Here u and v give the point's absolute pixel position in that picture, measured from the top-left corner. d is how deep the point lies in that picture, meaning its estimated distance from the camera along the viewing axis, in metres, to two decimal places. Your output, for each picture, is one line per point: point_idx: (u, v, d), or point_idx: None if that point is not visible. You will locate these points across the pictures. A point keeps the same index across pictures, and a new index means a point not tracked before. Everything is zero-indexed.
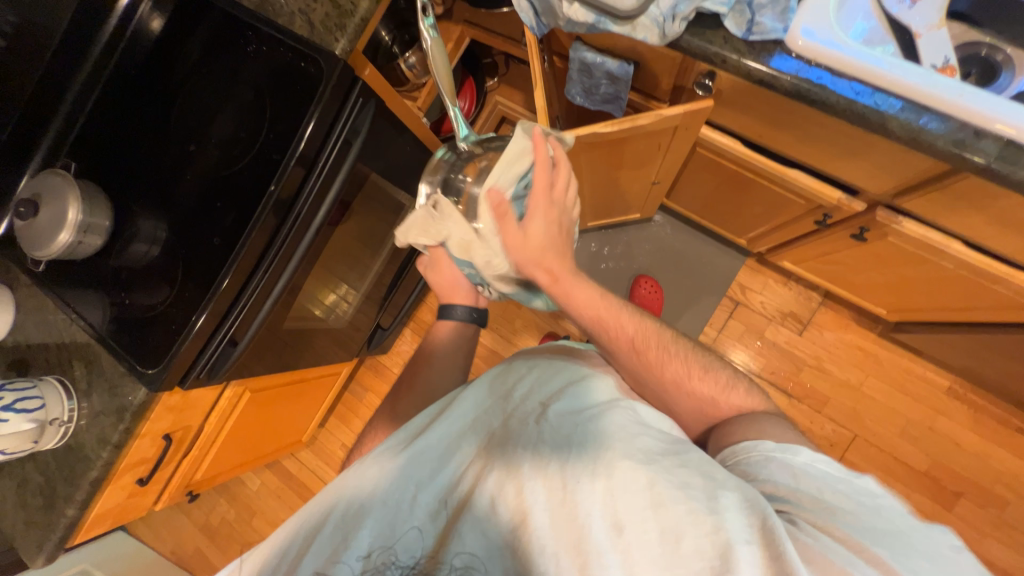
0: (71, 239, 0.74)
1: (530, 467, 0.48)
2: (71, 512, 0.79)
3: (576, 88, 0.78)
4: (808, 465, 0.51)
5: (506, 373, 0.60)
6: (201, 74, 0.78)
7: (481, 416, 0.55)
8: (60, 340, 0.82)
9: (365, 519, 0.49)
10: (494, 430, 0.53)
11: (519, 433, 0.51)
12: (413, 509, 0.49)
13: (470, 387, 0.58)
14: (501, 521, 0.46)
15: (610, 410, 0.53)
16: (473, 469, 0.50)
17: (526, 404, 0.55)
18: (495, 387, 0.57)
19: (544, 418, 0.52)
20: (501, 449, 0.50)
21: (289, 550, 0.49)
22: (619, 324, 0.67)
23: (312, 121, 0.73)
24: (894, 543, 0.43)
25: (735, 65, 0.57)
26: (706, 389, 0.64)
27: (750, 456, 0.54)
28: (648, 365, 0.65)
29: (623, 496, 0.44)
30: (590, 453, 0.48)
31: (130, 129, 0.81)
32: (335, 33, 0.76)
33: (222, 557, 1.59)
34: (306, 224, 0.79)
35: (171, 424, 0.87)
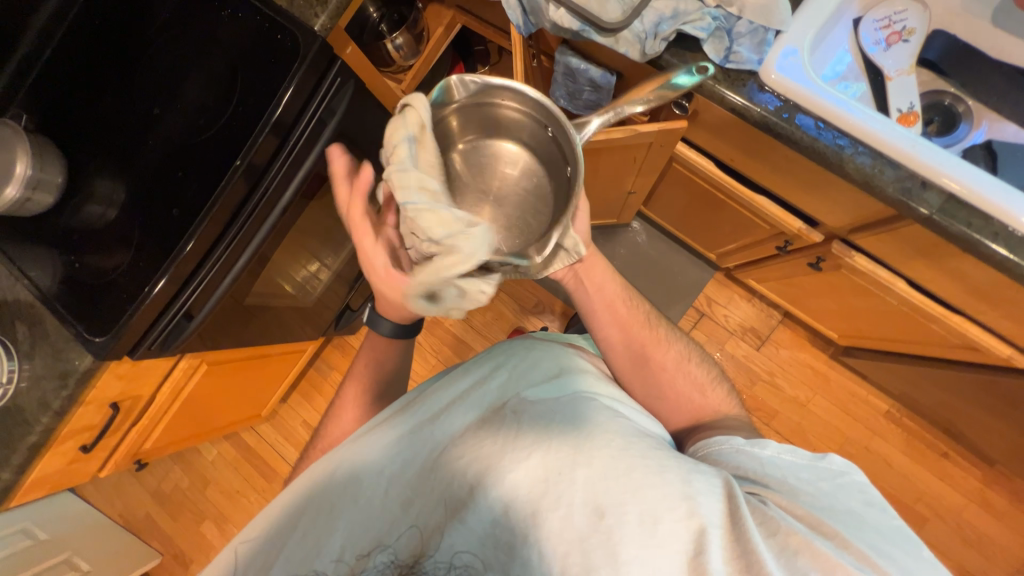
0: (18, 195, 0.71)
1: (509, 458, 0.46)
2: (6, 476, 0.77)
3: (560, 90, 0.78)
4: (773, 457, 0.53)
5: (477, 361, 0.58)
6: (172, 31, 0.74)
7: (452, 404, 0.54)
8: (3, 298, 0.79)
9: (343, 518, 0.49)
10: (470, 421, 0.51)
11: (497, 422, 0.50)
12: (391, 506, 0.49)
13: (441, 381, 0.56)
14: (483, 509, 0.45)
15: (587, 399, 0.52)
16: (452, 459, 0.49)
17: (500, 393, 0.53)
18: (466, 376, 0.56)
19: (519, 408, 0.51)
20: (477, 437, 0.49)
21: (260, 554, 0.50)
22: (636, 304, 0.70)
23: (288, 93, 0.71)
24: (849, 521, 0.47)
25: (709, 90, 0.58)
26: (700, 372, 0.68)
27: (721, 448, 0.56)
28: (656, 341, 0.68)
29: (604, 483, 0.44)
30: (569, 440, 0.47)
31: (93, 82, 0.76)
32: (315, 8, 0.75)
33: (172, 524, 1.58)
34: (274, 199, 0.77)
35: (119, 392, 0.85)
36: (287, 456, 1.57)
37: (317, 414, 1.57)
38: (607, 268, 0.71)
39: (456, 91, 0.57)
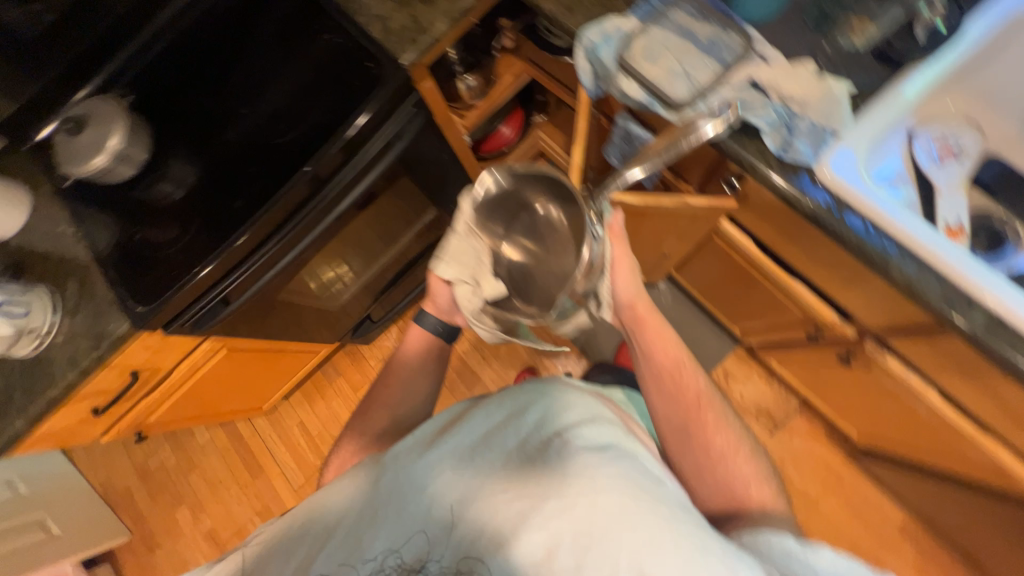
0: (104, 165, 0.77)
1: (553, 504, 0.44)
2: (19, 424, 0.78)
3: (614, 150, 0.81)
4: (829, 567, 0.46)
5: (519, 392, 0.56)
6: (277, 47, 0.82)
7: (495, 433, 0.52)
8: (62, 254, 0.83)
9: (370, 544, 0.49)
10: (512, 455, 0.49)
11: (540, 461, 0.48)
12: (428, 526, 0.47)
13: (486, 408, 0.56)
14: (522, 555, 0.43)
15: (631, 454, 0.49)
16: (492, 492, 0.47)
17: (544, 431, 0.51)
18: (511, 407, 0.55)
19: (562, 449, 0.48)
20: (521, 474, 0.47)
21: (305, 542, 0.52)
22: (689, 381, 0.69)
23: (363, 116, 0.77)
24: None
25: (763, 175, 0.59)
26: (746, 470, 0.63)
27: (768, 549, 0.49)
28: (701, 424, 0.66)
29: (650, 553, 0.41)
30: (616, 497, 0.44)
31: (198, 79, 0.85)
32: (406, 44, 0.77)
33: (150, 502, 1.59)
34: (331, 206, 0.81)
35: (142, 361, 0.87)
36: (276, 454, 1.56)
37: (315, 418, 1.56)
38: (659, 331, 0.71)
39: (489, 184, 0.68)
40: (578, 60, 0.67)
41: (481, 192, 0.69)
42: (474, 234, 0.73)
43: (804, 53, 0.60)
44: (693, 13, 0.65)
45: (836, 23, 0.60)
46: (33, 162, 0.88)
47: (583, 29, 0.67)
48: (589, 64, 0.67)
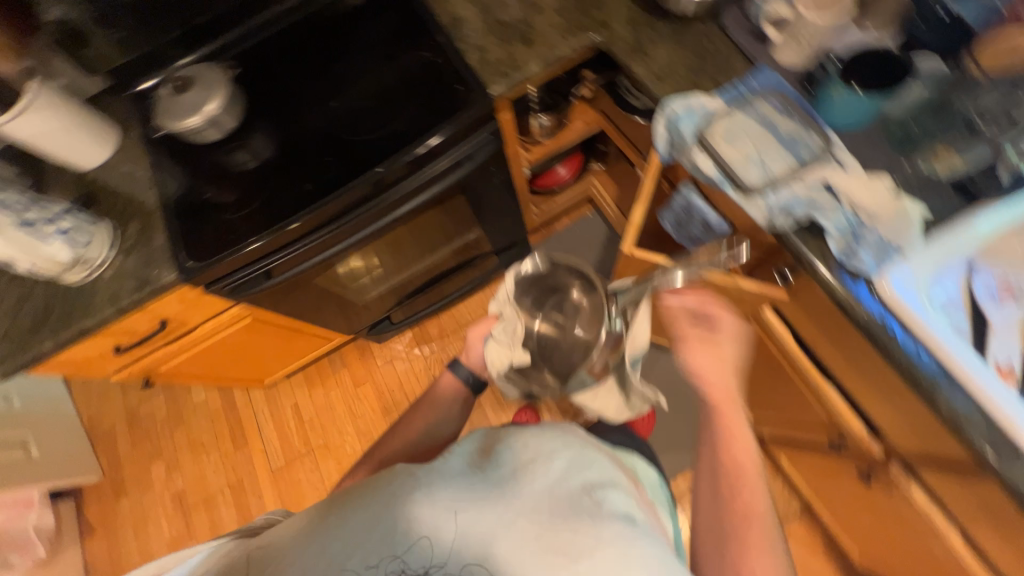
0: (198, 125, 0.82)
1: (587, 568, 0.41)
2: (46, 346, 0.80)
3: (670, 217, 0.84)
4: None
5: (545, 435, 0.53)
6: (378, 55, 0.88)
7: (524, 473, 0.49)
8: (132, 196, 0.88)
9: (377, 547, 0.44)
10: (541, 502, 0.46)
11: (573, 517, 0.45)
12: (443, 561, 0.44)
13: (512, 442, 0.52)
14: None
15: (652, 531, 0.47)
16: (520, 538, 0.44)
17: (573, 484, 0.48)
18: (539, 448, 0.51)
19: (595, 509, 0.46)
20: (553, 527, 0.44)
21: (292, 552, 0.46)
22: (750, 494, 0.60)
23: (439, 136, 0.80)
24: None
25: (819, 276, 0.61)
26: None
27: None
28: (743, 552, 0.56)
29: None
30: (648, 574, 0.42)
31: (298, 67, 0.91)
32: (498, 76, 0.81)
33: (129, 449, 1.60)
34: (392, 207, 0.85)
35: (175, 313, 0.89)
36: (264, 430, 1.55)
37: (310, 403, 1.56)
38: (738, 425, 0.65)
39: (531, 267, 0.87)
40: (657, 127, 0.70)
41: (523, 270, 0.87)
42: (511, 302, 0.88)
43: (881, 168, 0.62)
44: (777, 107, 0.67)
45: (918, 145, 0.61)
46: (131, 107, 0.94)
47: (666, 101, 0.71)
48: (667, 131, 0.70)
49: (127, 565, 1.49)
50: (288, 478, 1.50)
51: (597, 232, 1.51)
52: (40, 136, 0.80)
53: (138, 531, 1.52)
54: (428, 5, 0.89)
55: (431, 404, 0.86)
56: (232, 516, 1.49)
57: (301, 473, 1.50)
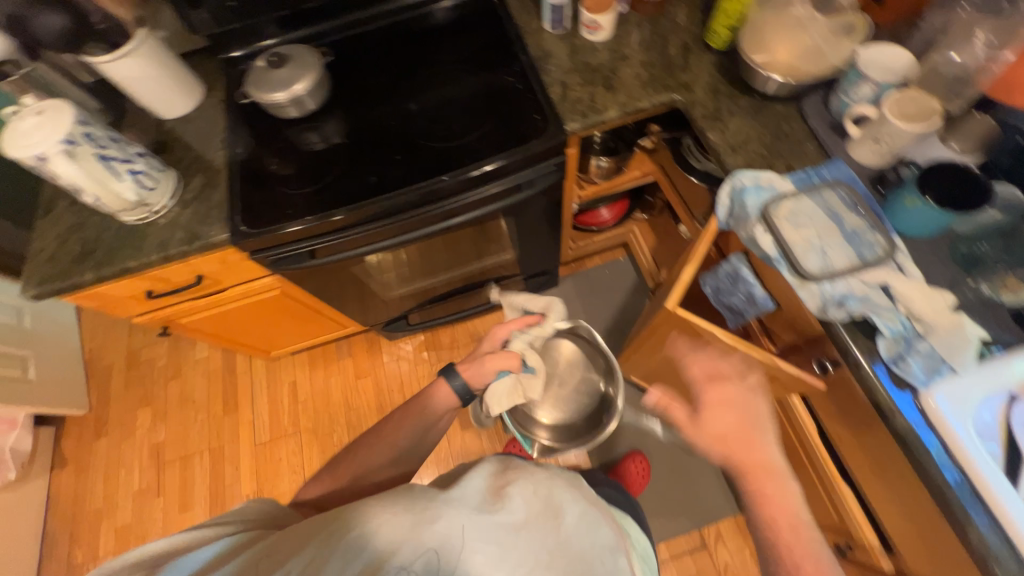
0: (282, 101, 0.84)
1: None
2: (85, 277, 0.81)
3: (712, 281, 0.83)
4: None
5: (555, 486, 0.57)
6: (464, 70, 0.91)
7: (535, 523, 0.51)
8: (201, 151, 0.91)
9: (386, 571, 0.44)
10: (550, 555, 0.50)
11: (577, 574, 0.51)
12: None
13: (525, 486, 0.54)
14: None
15: None
16: None
17: (578, 541, 0.53)
18: (550, 499, 0.54)
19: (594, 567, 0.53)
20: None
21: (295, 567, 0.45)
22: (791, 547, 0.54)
23: (511, 157, 0.82)
24: None
25: (863, 376, 0.60)
26: None
27: None
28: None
29: None
30: None
31: (385, 66, 0.95)
32: (577, 113, 0.84)
33: (121, 389, 1.59)
34: (448, 215, 0.87)
35: (213, 271, 0.91)
36: (256, 400, 1.54)
37: (308, 384, 1.55)
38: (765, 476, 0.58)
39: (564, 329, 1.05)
40: (722, 194, 0.72)
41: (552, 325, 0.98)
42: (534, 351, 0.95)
43: (943, 283, 0.62)
44: (844, 200, 0.68)
45: (984, 268, 0.62)
46: (220, 70, 0.99)
47: (734, 172, 0.73)
48: (731, 201, 0.72)
49: (88, 508, 1.46)
50: (268, 455, 1.48)
51: (624, 278, 1.52)
52: (133, 80, 0.85)
53: (108, 475, 1.50)
54: (521, 35, 0.93)
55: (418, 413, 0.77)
56: (204, 481, 1.46)
57: (282, 453, 1.47)
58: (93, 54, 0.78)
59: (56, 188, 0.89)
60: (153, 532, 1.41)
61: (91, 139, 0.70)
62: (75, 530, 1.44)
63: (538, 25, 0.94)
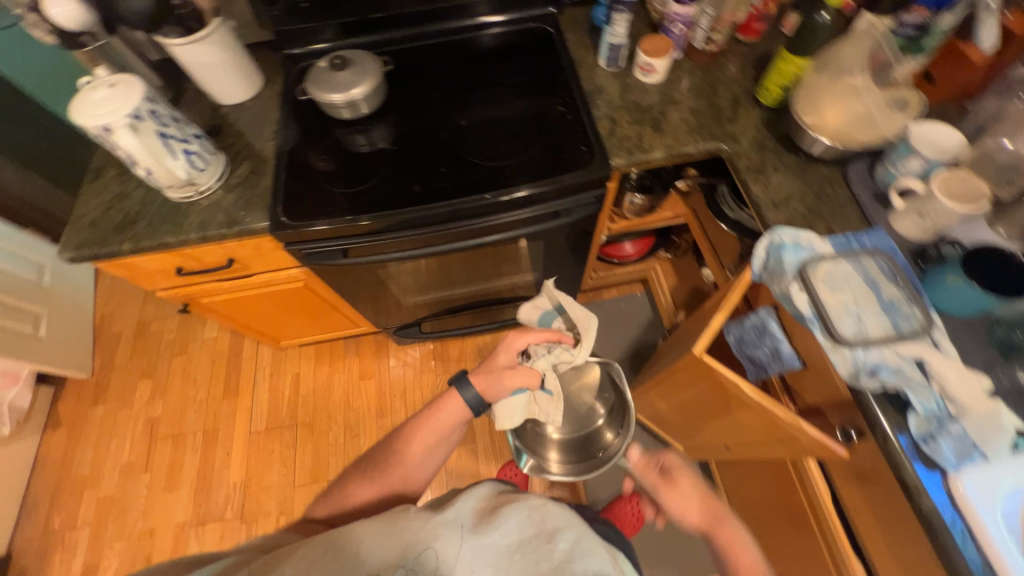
0: (338, 101, 0.86)
1: None
2: (123, 247, 0.82)
3: (736, 331, 0.84)
4: None
5: (549, 510, 0.56)
6: (517, 94, 0.94)
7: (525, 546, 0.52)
8: (251, 139, 0.93)
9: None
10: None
11: None
12: None
13: (516, 509, 0.56)
14: None
15: None
16: None
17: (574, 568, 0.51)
18: (542, 522, 0.54)
19: None
20: None
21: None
22: None
23: (554, 184, 0.83)
24: None
25: (890, 449, 0.59)
26: None
27: None
28: None
29: None
30: None
31: (438, 80, 0.97)
32: (623, 150, 0.85)
33: (126, 359, 1.59)
34: (485, 232, 0.89)
35: (245, 255, 0.92)
36: (258, 388, 1.54)
37: (311, 378, 1.54)
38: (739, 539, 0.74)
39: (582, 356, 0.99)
40: (759, 248, 0.73)
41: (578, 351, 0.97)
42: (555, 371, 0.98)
43: (979, 366, 0.61)
44: (883, 268, 0.68)
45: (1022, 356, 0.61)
46: (279, 65, 1.02)
47: (772, 228, 0.74)
48: (767, 255, 0.72)
49: (73, 475, 1.44)
50: (262, 444, 1.46)
51: (640, 314, 1.52)
52: (200, 65, 0.88)
53: (98, 444, 1.48)
54: (575, 68, 0.95)
55: (429, 429, 0.76)
56: (194, 462, 1.44)
57: (277, 444, 1.46)
58: (167, 36, 0.82)
59: (107, 157, 0.91)
60: (135, 509, 1.39)
61: (155, 117, 0.72)
62: (56, 496, 1.41)
63: (592, 61, 0.97)
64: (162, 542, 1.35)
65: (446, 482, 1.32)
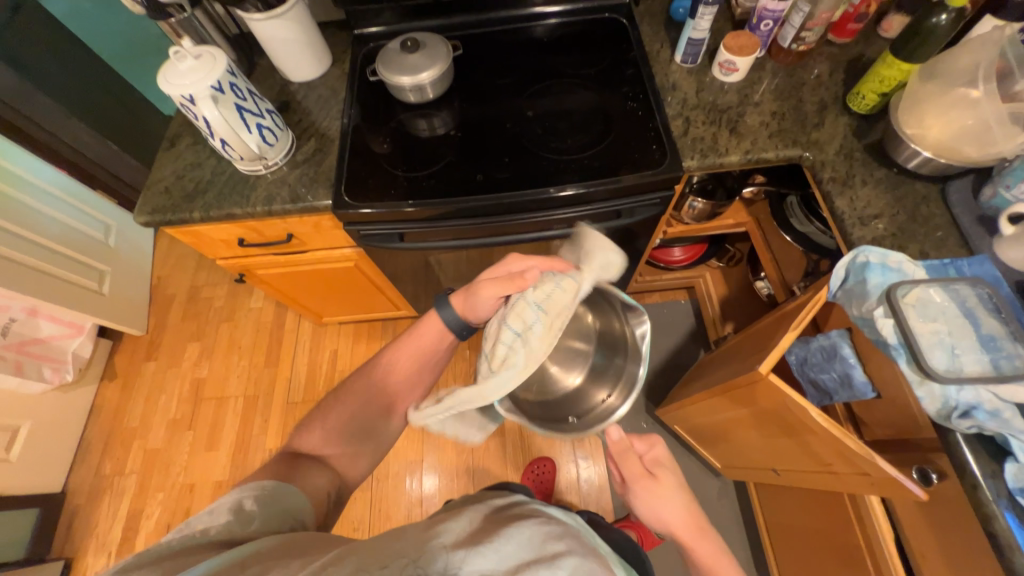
0: (407, 84, 0.86)
1: None
2: (192, 215, 0.85)
3: (801, 351, 0.81)
4: None
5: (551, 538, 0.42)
6: (585, 86, 0.91)
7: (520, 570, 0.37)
8: (318, 118, 0.94)
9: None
10: None
11: None
12: None
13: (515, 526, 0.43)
14: None
15: None
16: None
17: None
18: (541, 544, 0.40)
19: None
20: None
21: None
22: None
23: (619, 180, 0.80)
24: None
25: (981, 499, 0.54)
26: None
27: None
28: None
29: None
30: None
31: (505, 68, 0.95)
32: (695, 152, 0.81)
33: (177, 320, 1.67)
34: (542, 226, 0.87)
35: (302, 231, 0.94)
36: (297, 359, 1.58)
37: (348, 355, 1.58)
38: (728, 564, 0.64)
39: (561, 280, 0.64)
40: (838, 267, 0.68)
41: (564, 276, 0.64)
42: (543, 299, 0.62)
43: None
44: (982, 300, 0.62)
45: None
46: (348, 45, 1.03)
47: (853, 247, 0.69)
48: (849, 274, 0.67)
49: (123, 426, 1.52)
50: (298, 414, 1.51)
51: (683, 323, 1.47)
52: (275, 41, 0.89)
53: (148, 399, 1.56)
54: (649, 64, 0.92)
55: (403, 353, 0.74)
56: (234, 425, 1.50)
57: None
58: (247, 11, 0.83)
59: (182, 128, 0.95)
60: (178, 464, 1.46)
61: (234, 90, 0.74)
62: (107, 443, 1.50)
63: (668, 58, 0.93)
64: (200, 497, 1.41)
65: (473, 471, 1.33)
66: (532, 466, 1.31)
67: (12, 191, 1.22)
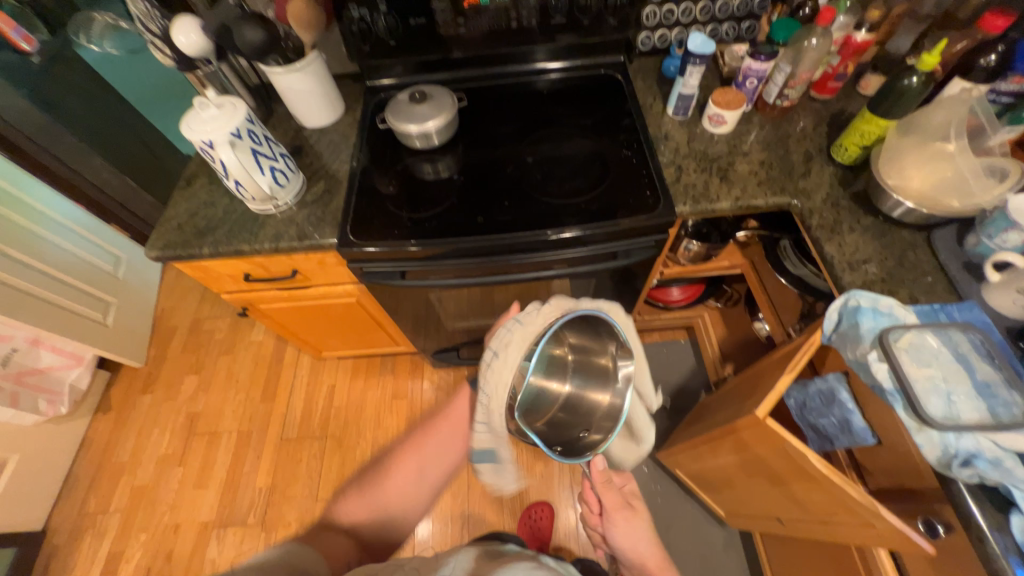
0: (414, 131, 0.91)
1: None
2: (202, 251, 0.88)
3: (800, 394, 0.80)
4: None
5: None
6: (583, 134, 0.96)
7: None
8: (329, 160, 0.99)
9: None
10: None
11: None
12: None
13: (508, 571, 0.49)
14: None
15: None
16: None
17: None
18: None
19: None
20: None
21: None
22: None
23: (614, 224, 0.83)
24: None
25: (989, 553, 0.53)
26: None
27: None
28: None
29: None
30: None
31: (506, 117, 1.01)
32: (688, 198, 0.85)
33: (177, 352, 1.67)
34: (540, 266, 0.90)
35: (307, 268, 0.96)
36: (294, 394, 1.57)
37: (345, 390, 1.56)
38: None
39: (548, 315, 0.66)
40: (830, 311, 0.69)
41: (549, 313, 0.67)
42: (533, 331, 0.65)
43: None
44: (975, 346, 0.62)
45: None
46: (360, 95, 1.10)
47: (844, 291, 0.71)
48: (841, 317, 0.68)
49: (112, 460, 1.49)
50: (291, 452, 1.48)
51: (683, 362, 1.46)
52: (293, 91, 0.95)
53: (140, 433, 1.54)
54: (642, 115, 0.97)
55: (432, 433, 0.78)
56: (225, 463, 1.47)
57: (305, 454, 1.47)
58: (269, 66, 0.89)
59: (199, 168, 1.00)
60: (165, 502, 1.42)
61: (252, 136, 0.79)
62: (94, 479, 1.46)
63: (660, 110, 0.98)
64: (184, 539, 1.36)
65: (467, 515, 1.28)
66: (529, 512, 1.27)
67: (31, 225, 1.29)
